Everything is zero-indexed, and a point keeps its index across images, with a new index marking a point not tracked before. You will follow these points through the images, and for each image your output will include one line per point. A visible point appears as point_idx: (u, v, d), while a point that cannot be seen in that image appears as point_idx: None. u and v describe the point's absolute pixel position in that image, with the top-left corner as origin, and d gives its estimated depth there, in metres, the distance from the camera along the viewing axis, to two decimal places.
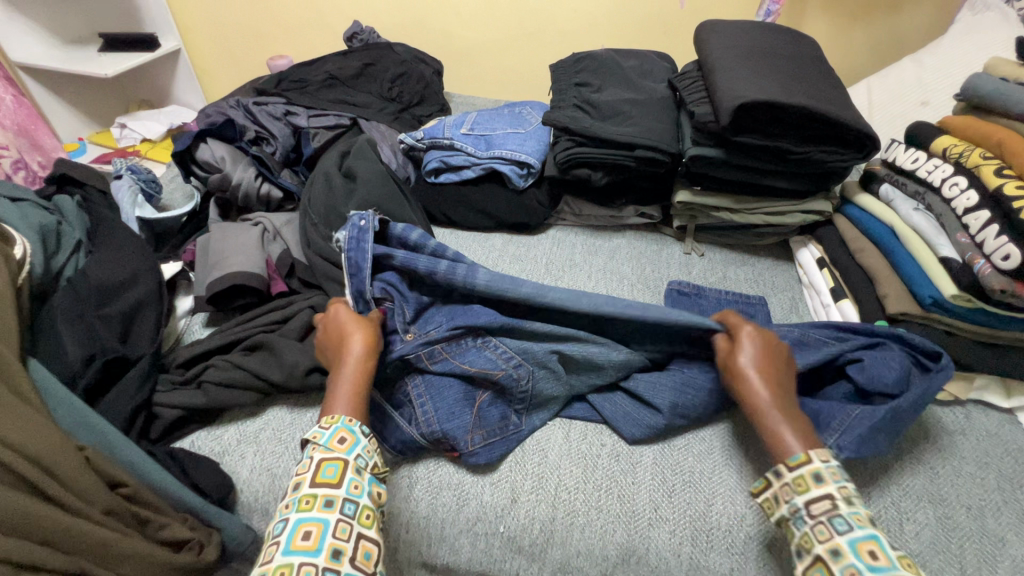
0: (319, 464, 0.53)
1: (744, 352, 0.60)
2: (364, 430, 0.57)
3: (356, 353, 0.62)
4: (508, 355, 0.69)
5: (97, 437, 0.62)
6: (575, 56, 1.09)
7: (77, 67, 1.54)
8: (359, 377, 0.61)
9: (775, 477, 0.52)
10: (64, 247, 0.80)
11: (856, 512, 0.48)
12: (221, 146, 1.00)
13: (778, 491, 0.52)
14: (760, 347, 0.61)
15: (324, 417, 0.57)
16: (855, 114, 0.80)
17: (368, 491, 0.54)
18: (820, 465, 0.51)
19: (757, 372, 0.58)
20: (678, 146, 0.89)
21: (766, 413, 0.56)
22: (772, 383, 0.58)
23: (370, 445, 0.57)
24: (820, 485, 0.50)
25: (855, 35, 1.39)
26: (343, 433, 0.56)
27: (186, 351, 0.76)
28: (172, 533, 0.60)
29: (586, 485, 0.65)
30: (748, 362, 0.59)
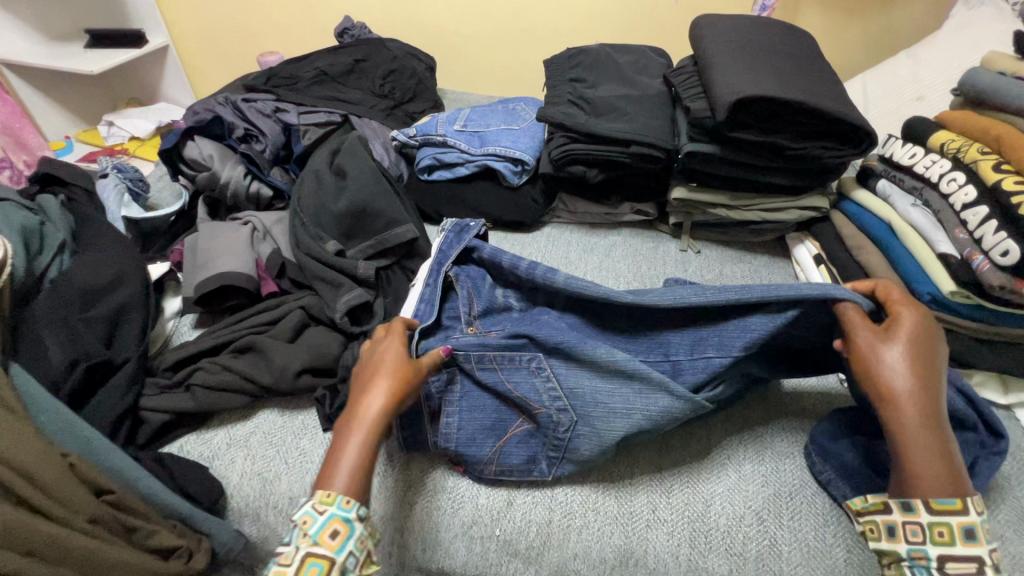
0: (301, 562, 0.44)
1: (898, 342, 0.51)
2: (359, 518, 0.47)
3: (373, 409, 0.53)
4: (553, 393, 0.63)
5: (81, 444, 0.60)
6: (570, 52, 1.08)
7: (63, 64, 1.51)
8: (369, 440, 0.51)
9: (903, 510, 0.48)
10: (48, 247, 0.78)
11: None
12: (209, 144, 0.98)
13: (899, 526, 0.48)
14: (916, 340, 0.52)
15: (318, 492, 0.48)
16: (851, 109, 0.80)
17: None
18: (975, 519, 0.45)
19: (910, 372, 0.50)
20: (674, 143, 0.88)
21: (906, 422, 0.49)
22: (926, 388, 0.50)
23: (364, 535, 0.47)
24: (969, 544, 0.45)
25: (851, 31, 1.38)
26: (335, 524, 0.46)
27: (174, 354, 0.74)
28: (161, 540, 0.59)
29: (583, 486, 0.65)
30: (900, 358, 0.51)
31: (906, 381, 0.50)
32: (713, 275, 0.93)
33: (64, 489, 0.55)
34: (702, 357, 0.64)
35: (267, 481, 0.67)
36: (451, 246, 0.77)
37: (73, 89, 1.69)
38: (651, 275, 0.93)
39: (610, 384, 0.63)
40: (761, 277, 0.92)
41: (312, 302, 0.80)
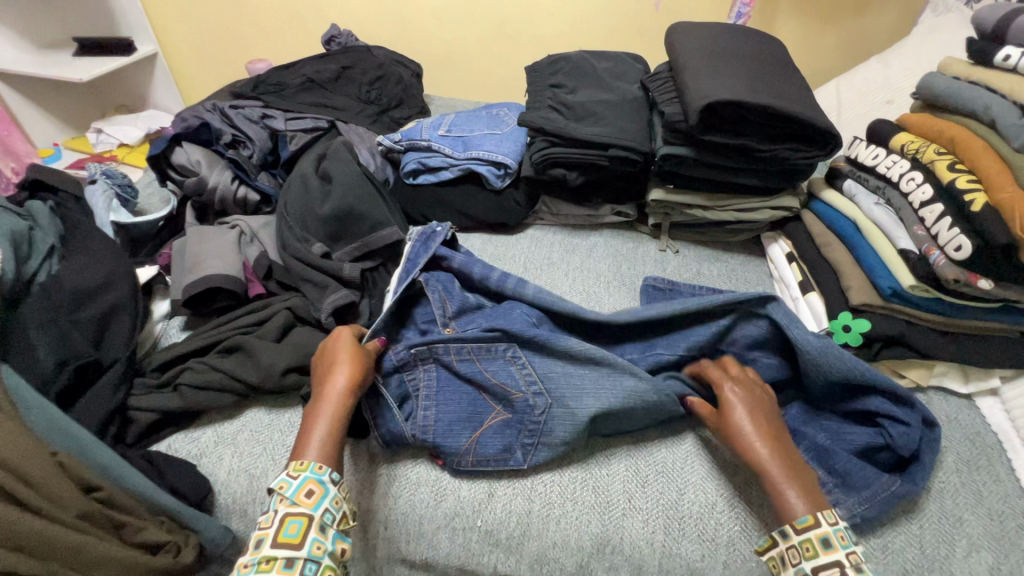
0: (283, 520, 0.50)
1: (734, 408, 0.62)
2: (333, 480, 0.55)
3: (338, 389, 0.62)
4: (530, 377, 0.68)
5: (70, 443, 0.61)
6: (550, 59, 1.11)
7: (51, 72, 1.52)
8: (334, 420, 0.59)
9: (781, 537, 0.52)
10: (37, 252, 0.80)
11: None
12: (197, 150, 1.00)
13: (784, 552, 0.52)
14: (750, 401, 0.63)
15: (292, 463, 0.55)
16: (817, 113, 0.83)
17: (330, 551, 0.51)
18: (828, 529, 0.51)
19: (754, 428, 0.60)
20: (649, 146, 0.91)
21: (764, 463, 0.57)
22: (767, 438, 0.59)
23: (338, 495, 0.55)
24: (829, 552, 0.49)
25: (825, 37, 1.43)
26: (310, 485, 0.53)
27: (162, 355, 0.76)
28: (146, 536, 0.60)
29: (564, 476, 0.67)
30: (743, 424, 0.60)
31: (746, 435, 0.60)
32: (690, 274, 0.96)
33: (54, 487, 0.56)
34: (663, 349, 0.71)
35: (254, 478, 0.69)
36: (418, 254, 0.80)
37: (61, 96, 1.70)
38: (630, 274, 0.96)
39: (576, 376, 0.69)
40: (736, 276, 0.95)
41: (299, 303, 0.82)
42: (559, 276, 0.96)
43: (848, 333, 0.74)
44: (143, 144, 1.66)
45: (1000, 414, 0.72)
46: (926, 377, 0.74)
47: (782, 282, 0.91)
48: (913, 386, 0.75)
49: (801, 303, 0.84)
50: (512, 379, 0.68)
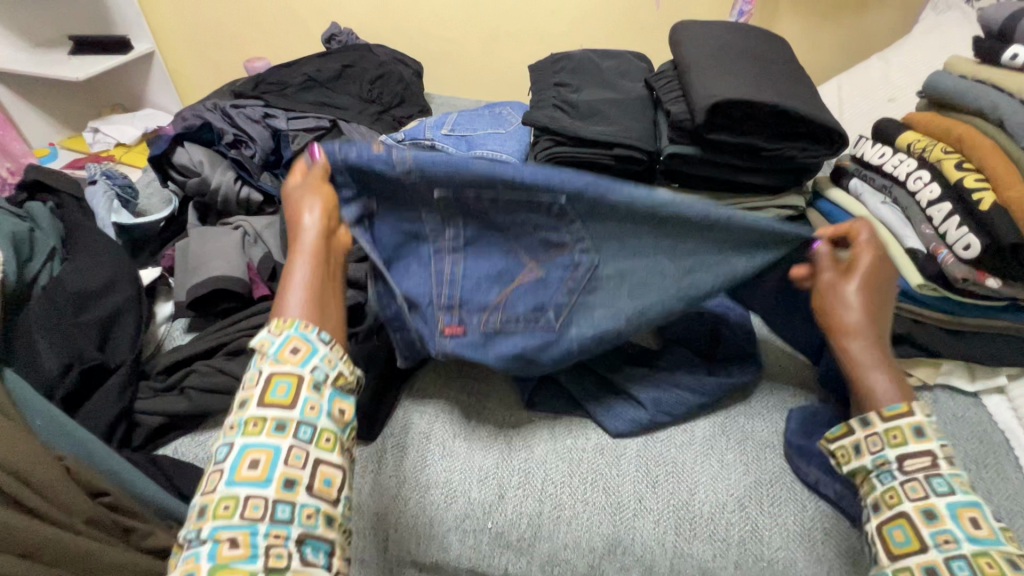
0: (269, 380, 0.48)
1: (853, 281, 0.60)
2: (320, 338, 0.52)
3: (308, 242, 0.58)
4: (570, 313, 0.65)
5: (78, 447, 0.61)
6: (553, 57, 1.10)
7: (47, 71, 1.50)
8: (308, 286, 0.55)
9: (862, 425, 0.55)
10: (38, 254, 0.79)
11: (958, 475, 0.51)
12: (199, 150, 1.00)
13: (862, 441, 0.55)
14: (869, 273, 0.60)
15: (273, 321, 0.52)
16: (824, 111, 0.83)
17: (326, 411, 0.49)
18: (921, 420, 0.53)
19: (862, 309, 0.59)
20: (655, 145, 0.91)
21: (851, 342, 0.58)
22: (869, 305, 0.59)
23: (329, 355, 0.52)
24: (919, 441, 0.52)
25: (826, 35, 1.43)
26: (294, 342, 0.51)
27: (167, 357, 0.75)
28: (156, 541, 0.60)
29: (574, 476, 0.67)
30: (855, 289, 0.60)
31: (853, 313, 0.59)
32: None
33: (61, 492, 0.55)
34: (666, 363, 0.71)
35: None
36: None
37: (56, 95, 1.68)
38: None
39: (633, 238, 0.63)
40: None
41: None
42: None
43: None
44: (141, 143, 1.65)
45: (1007, 411, 0.73)
46: (933, 375, 0.75)
47: None
48: (920, 384, 0.76)
49: None
50: (546, 287, 0.65)
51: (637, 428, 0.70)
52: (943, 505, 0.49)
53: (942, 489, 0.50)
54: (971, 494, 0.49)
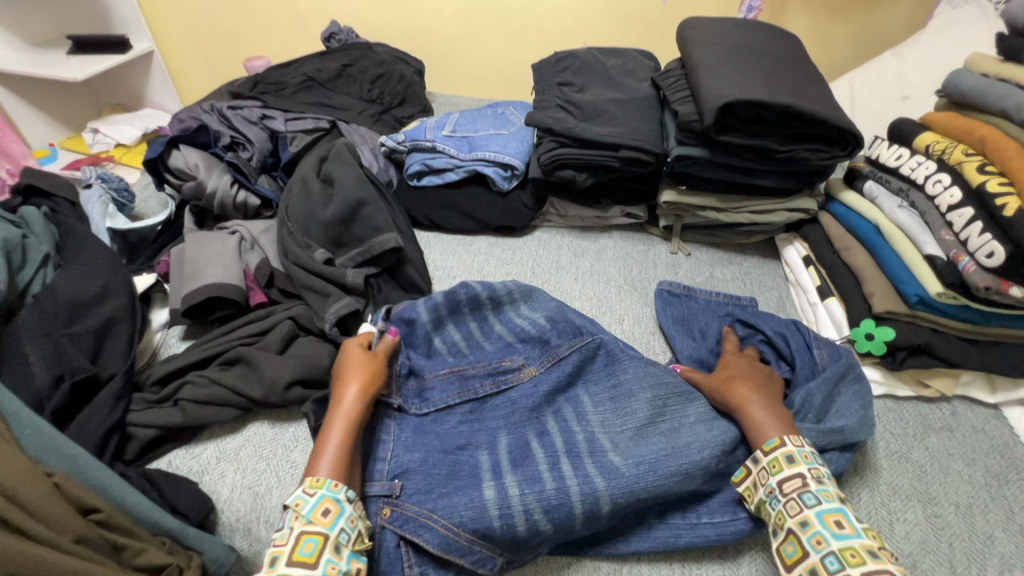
0: (298, 538, 0.49)
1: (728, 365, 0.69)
2: (349, 497, 0.53)
3: (351, 402, 0.60)
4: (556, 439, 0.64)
5: (68, 463, 0.59)
6: (557, 56, 1.07)
7: (44, 71, 1.48)
8: (348, 428, 0.58)
9: (754, 464, 0.58)
10: (31, 260, 0.77)
11: (826, 489, 0.53)
12: (194, 152, 0.96)
13: (756, 477, 0.58)
14: (769, 405, 0.63)
15: (307, 480, 0.54)
16: (838, 112, 0.80)
17: (345, 571, 0.49)
18: (794, 448, 0.57)
19: (744, 380, 0.66)
20: (662, 146, 0.88)
21: (750, 404, 0.63)
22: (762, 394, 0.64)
23: (353, 513, 0.53)
24: (792, 465, 0.55)
25: (836, 30, 1.39)
26: (327, 504, 0.52)
27: (162, 368, 0.73)
28: (149, 559, 0.57)
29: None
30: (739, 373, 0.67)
31: (744, 388, 0.65)
32: (704, 277, 0.93)
33: (49, 510, 0.53)
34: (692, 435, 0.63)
35: (259, 495, 0.67)
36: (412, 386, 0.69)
37: (55, 95, 1.66)
38: (641, 278, 0.94)
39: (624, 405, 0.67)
40: (752, 279, 0.92)
41: (302, 312, 0.80)
42: (568, 281, 0.93)
43: (872, 341, 0.72)
44: (140, 144, 1.63)
45: None
46: (951, 386, 0.72)
47: (798, 285, 0.88)
48: (936, 396, 0.73)
49: (819, 308, 0.82)
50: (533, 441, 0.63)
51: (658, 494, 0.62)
52: (813, 514, 0.51)
53: (811, 502, 0.52)
54: (835, 502, 0.52)
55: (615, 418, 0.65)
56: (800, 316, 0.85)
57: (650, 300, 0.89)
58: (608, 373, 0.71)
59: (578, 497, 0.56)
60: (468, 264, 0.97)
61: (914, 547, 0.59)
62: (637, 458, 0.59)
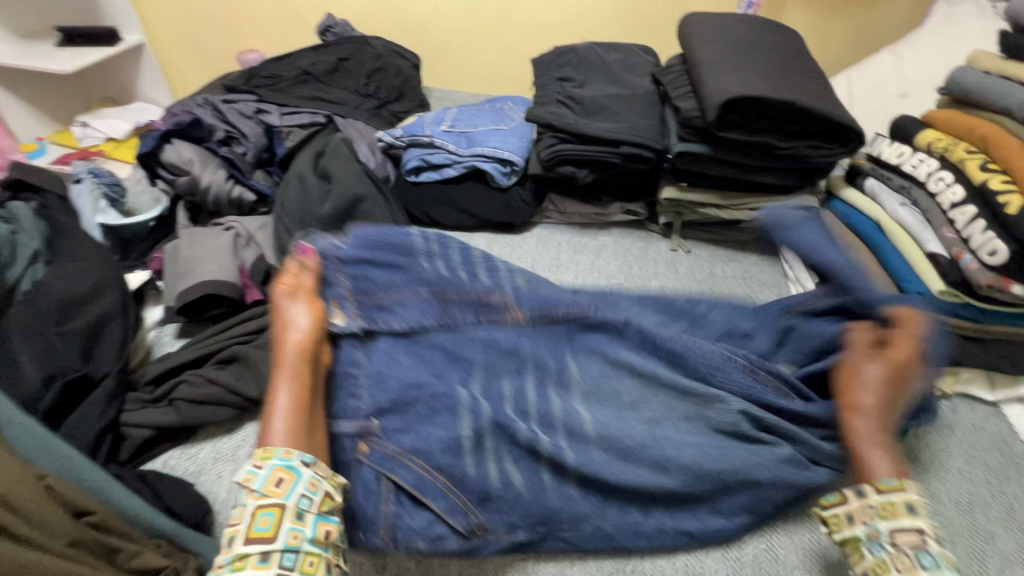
0: (253, 514, 0.47)
1: (878, 360, 0.59)
2: (303, 463, 0.50)
3: (291, 359, 0.56)
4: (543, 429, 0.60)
5: (61, 464, 0.58)
6: (556, 51, 1.06)
7: (32, 64, 1.45)
8: (292, 386, 0.54)
9: (857, 496, 0.51)
10: (20, 257, 0.75)
11: (949, 555, 0.46)
12: (188, 147, 0.95)
13: (856, 511, 0.50)
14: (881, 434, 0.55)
15: (256, 451, 0.50)
16: (840, 109, 0.80)
17: (309, 539, 0.47)
18: (914, 496, 0.49)
19: (881, 388, 0.57)
20: (663, 143, 0.87)
21: (864, 419, 0.56)
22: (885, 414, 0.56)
23: (313, 478, 0.50)
24: (912, 516, 0.48)
25: (835, 27, 1.39)
26: (279, 474, 0.48)
27: (157, 367, 0.72)
28: (144, 561, 0.56)
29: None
30: (874, 368, 0.58)
31: (874, 398, 0.57)
32: (704, 274, 0.93)
33: (42, 512, 0.52)
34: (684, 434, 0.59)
35: None
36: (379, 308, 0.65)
37: (44, 89, 1.63)
38: (642, 275, 0.93)
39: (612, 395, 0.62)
40: (752, 277, 0.92)
41: None
42: (568, 278, 0.92)
43: None
44: (131, 138, 1.60)
45: None
46: (952, 384, 0.72)
47: (798, 283, 0.88)
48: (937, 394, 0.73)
49: None
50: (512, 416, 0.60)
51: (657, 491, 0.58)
52: None
53: (928, 564, 0.45)
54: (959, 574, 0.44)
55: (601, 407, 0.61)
56: None
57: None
58: (600, 338, 0.66)
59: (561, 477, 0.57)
60: None
61: None
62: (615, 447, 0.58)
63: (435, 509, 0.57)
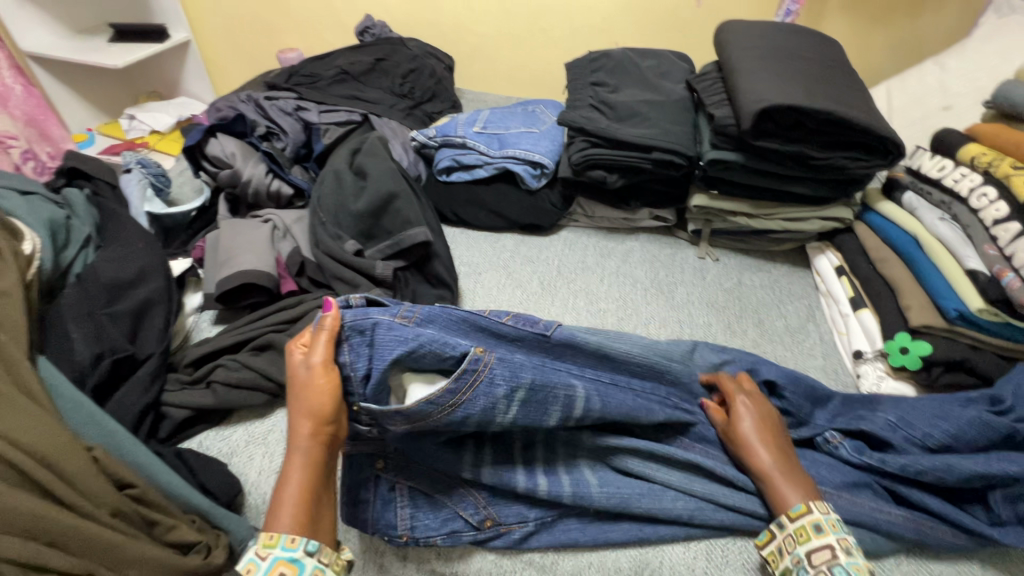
0: None
1: (747, 424, 0.62)
2: (308, 551, 0.49)
3: (308, 442, 0.55)
4: (549, 463, 0.62)
5: (107, 438, 0.61)
6: (591, 56, 1.07)
7: (86, 57, 1.52)
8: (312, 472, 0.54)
9: (778, 529, 0.55)
10: (74, 241, 0.80)
11: (856, 562, 0.50)
12: (231, 141, 0.98)
13: (782, 543, 0.54)
14: (794, 491, 0.57)
15: (264, 536, 0.50)
16: (880, 120, 0.78)
17: None
18: (820, 516, 0.54)
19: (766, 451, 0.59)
20: (695, 149, 0.87)
21: (778, 485, 0.57)
22: (767, 438, 0.61)
23: (317, 567, 0.50)
24: (820, 536, 0.52)
25: (875, 36, 1.36)
26: (281, 567, 0.48)
27: (195, 351, 0.75)
28: (179, 536, 0.59)
29: (591, 519, 0.62)
30: (751, 435, 0.61)
31: (763, 458, 0.59)
32: (732, 283, 0.92)
33: (90, 483, 0.55)
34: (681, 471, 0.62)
35: None
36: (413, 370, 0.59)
37: (96, 81, 1.70)
38: (668, 281, 0.93)
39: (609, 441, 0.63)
40: (781, 287, 0.91)
41: None
42: (594, 282, 0.93)
43: (906, 355, 0.70)
44: (175, 131, 1.67)
45: None
46: None
47: (829, 295, 0.87)
48: None
49: (851, 320, 0.80)
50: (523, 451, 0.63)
51: (659, 511, 0.60)
52: None
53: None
54: None
55: (598, 448, 0.63)
56: (830, 327, 0.83)
57: (676, 305, 0.88)
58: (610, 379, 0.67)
59: (568, 492, 0.59)
60: (493, 261, 0.97)
61: (944, 568, 0.57)
62: (612, 487, 0.60)
63: (456, 509, 0.60)
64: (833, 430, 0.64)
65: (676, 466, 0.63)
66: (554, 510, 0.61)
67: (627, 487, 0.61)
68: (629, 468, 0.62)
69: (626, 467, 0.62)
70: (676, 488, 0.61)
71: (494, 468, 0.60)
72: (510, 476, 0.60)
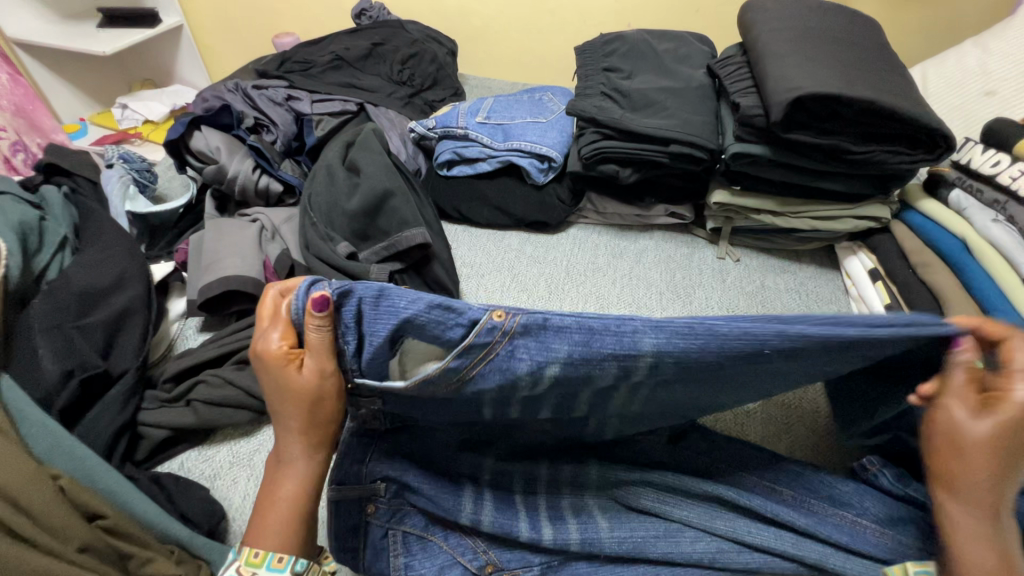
0: None
1: (962, 414, 0.42)
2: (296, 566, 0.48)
3: (298, 450, 0.51)
4: (557, 514, 0.56)
5: (75, 464, 0.56)
6: (602, 39, 0.99)
7: (74, 44, 1.45)
8: (303, 485, 0.51)
9: None
10: (48, 244, 0.75)
11: None
12: (216, 134, 0.92)
13: None
14: (975, 531, 0.43)
15: (246, 550, 0.48)
16: (926, 109, 0.71)
17: None
18: None
19: (983, 458, 0.42)
20: (718, 141, 0.80)
21: (950, 500, 0.44)
22: (996, 463, 0.42)
23: None
24: None
25: (908, 14, 1.26)
26: None
27: (176, 364, 0.70)
28: (155, 570, 0.53)
29: (603, 563, 0.55)
30: (976, 430, 0.42)
31: (971, 472, 0.42)
32: (754, 286, 0.85)
33: (54, 516, 0.51)
34: (702, 506, 0.56)
35: None
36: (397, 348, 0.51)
37: (86, 69, 1.63)
38: (686, 284, 0.86)
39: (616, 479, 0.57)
40: (808, 292, 0.83)
41: None
42: (605, 284, 0.86)
43: None
44: (168, 121, 1.61)
45: None
46: None
47: (861, 301, 0.80)
48: None
49: None
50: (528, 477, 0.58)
51: (681, 560, 0.54)
52: None
53: None
54: None
55: (606, 482, 0.58)
56: None
57: (694, 310, 0.81)
58: None
59: (576, 542, 0.54)
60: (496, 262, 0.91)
61: None
62: (625, 533, 0.54)
63: (450, 553, 0.55)
64: (872, 454, 0.59)
65: (698, 498, 0.56)
66: (559, 559, 0.56)
67: (645, 530, 0.55)
68: (643, 506, 0.56)
69: (639, 503, 0.56)
70: (697, 527, 0.55)
71: (495, 516, 0.55)
72: (513, 524, 0.55)
